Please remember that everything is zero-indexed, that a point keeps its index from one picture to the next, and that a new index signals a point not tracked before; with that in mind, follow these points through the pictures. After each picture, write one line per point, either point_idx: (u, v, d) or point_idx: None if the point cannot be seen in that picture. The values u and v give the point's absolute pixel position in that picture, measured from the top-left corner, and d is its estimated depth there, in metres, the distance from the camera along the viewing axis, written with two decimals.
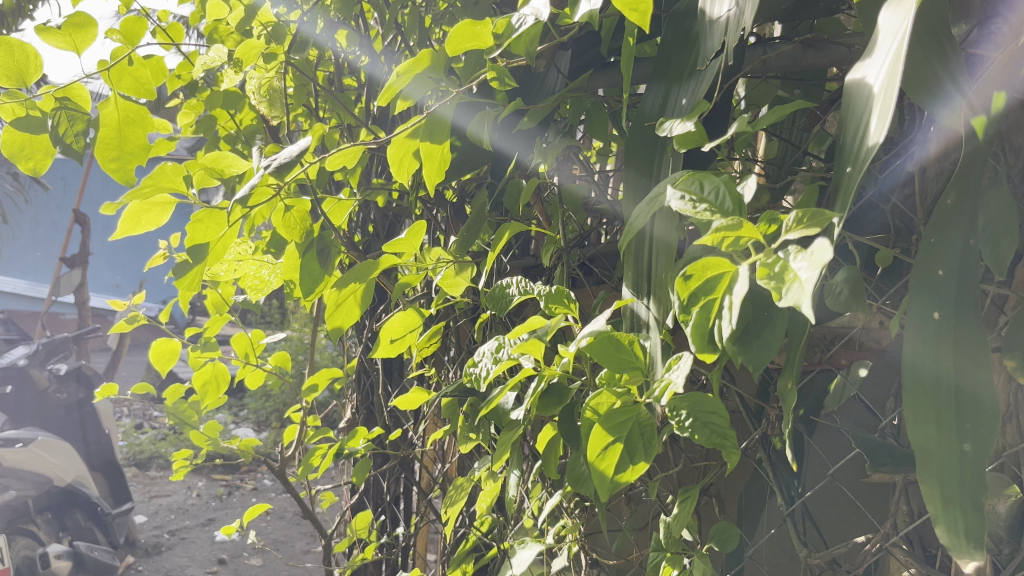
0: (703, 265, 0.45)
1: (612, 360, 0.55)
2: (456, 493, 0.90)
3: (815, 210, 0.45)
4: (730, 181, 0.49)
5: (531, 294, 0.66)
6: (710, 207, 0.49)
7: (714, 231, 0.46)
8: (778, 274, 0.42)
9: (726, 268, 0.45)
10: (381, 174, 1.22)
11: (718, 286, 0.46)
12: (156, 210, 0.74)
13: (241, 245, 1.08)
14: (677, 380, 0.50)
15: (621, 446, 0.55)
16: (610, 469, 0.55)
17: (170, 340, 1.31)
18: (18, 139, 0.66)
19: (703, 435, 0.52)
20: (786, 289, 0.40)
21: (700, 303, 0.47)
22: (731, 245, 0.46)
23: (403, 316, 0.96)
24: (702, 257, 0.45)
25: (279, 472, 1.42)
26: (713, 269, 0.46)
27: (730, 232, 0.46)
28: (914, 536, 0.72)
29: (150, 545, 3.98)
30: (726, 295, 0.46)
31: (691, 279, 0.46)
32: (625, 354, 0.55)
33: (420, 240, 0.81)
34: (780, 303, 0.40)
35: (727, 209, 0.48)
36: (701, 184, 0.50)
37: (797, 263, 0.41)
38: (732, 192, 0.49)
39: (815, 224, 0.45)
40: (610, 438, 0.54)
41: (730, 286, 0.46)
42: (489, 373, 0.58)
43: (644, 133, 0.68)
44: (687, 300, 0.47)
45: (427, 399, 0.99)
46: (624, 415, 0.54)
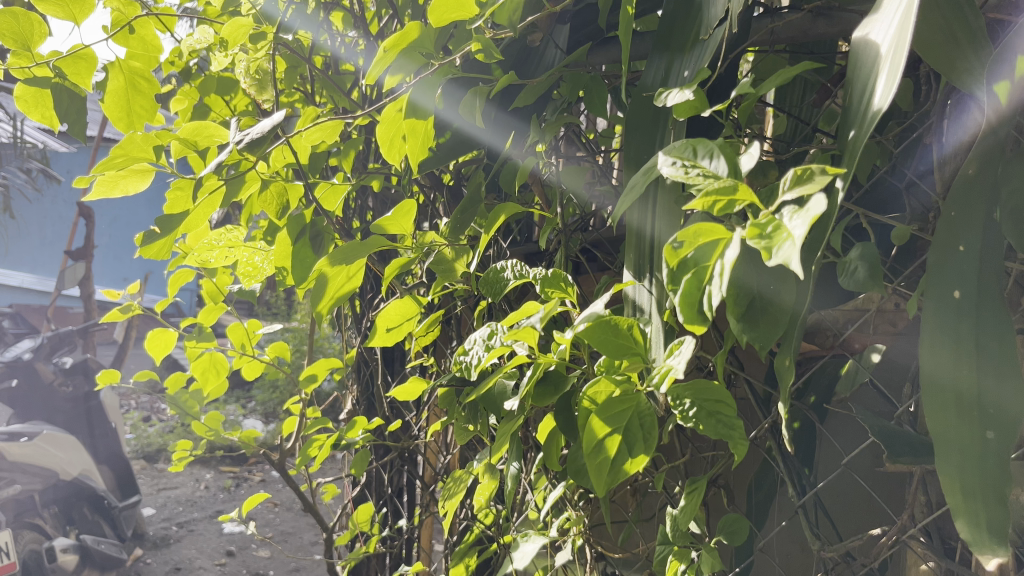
0: (692, 232, 0.41)
1: (610, 349, 0.49)
2: (453, 485, 0.86)
3: (814, 168, 0.41)
4: (726, 144, 0.45)
5: (527, 279, 0.63)
6: (703, 170, 0.45)
7: (706, 194, 0.43)
8: (769, 234, 0.38)
9: (717, 233, 0.41)
10: (377, 158, 1.19)
11: (712, 252, 0.42)
12: (134, 176, 0.74)
13: (232, 232, 1.04)
14: (678, 367, 0.45)
15: (619, 438, 0.50)
16: (608, 464, 0.50)
17: (166, 330, 1.28)
18: (34, 99, 0.73)
19: (707, 426, 0.47)
20: (777, 248, 0.37)
21: (691, 271, 0.43)
22: (723, 210, 0.43)
23: (400, 303, 0.93)
24: (690, 222, 0.41)
25: (279, 464, 1.40)
26: (704, 236, 0.41)
27: (722, 195, 0.43)
28: (932, 528, 0.69)
29: (158, 537, 3.97)
30: (718, 262, 0.41)
31: (683, 247, 0.42)
32: (623, 339, 0.49)
33: (410, 218, 0.79)
34: (770, 261, 0.36)
35: (722, 173, 0.44)
36: (689, 149, 0.46)
37: (792, 223, 0.38)
38: (728, 153, 0.45)
39: (812, 183, 0.40)
40: (608, 429, 0.50)
41: (724, 251, 0.41)
42: (481, 361, 0.54)
43: (645, 106, 0.65)
44: (676, 268, 0.43)
45: (425, 387, 0.97)
46: (622, 403, 0.50)
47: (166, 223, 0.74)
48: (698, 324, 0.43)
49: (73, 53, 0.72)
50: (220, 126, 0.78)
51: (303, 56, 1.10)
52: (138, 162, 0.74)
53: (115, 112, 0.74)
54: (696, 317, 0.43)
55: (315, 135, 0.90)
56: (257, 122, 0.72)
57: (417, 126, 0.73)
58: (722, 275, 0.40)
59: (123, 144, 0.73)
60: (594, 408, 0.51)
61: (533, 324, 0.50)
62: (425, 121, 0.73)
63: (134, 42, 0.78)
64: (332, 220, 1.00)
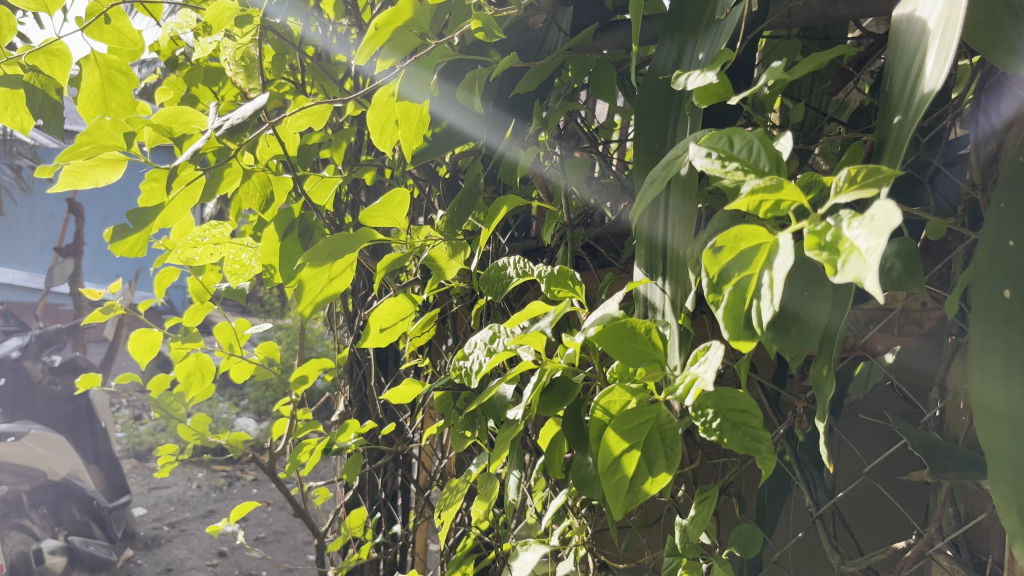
0: (734, 236, 0.38)
1: (628, 353, 0.43)
2: (450, 496, 0.81)
3: (869, 167, 0.38)
4: (765, 135, 0.43)
5: (531, 276, 0.58)
6: (742, 165, 0.42)
7: (752, 194, 0.40)
8: (829, 243, 0.36)
9: (764, 240, 0.38)
10: (370, 150, 1.14)
11: (754, 262, 0.39)
12: (105, 166, 0.71)
13: (217, 228, 1.00)
14: (705, 376, 0.38)
15: (638, 455, 0.43)
16: (625, 486, 0.43)
17: (150, 330, 1.23)
18: (8, 100, 0.71)
19: (731, 439, 0.43)
20: (842, 261, 0.35)
21: (732, 282, 0.39)
22: (770, 210, 0.40)
23: (393, 302, 0.89)
24: (735, 225, 0.38)
25: (269, 468, 1.35)
26: (747, 241, 0.39)
27: (768, 193, 0.39)
28: (961, 541, 0.65)
29: (149, 538, 3.92)
30: (766, 271, 0.38)
31: (722, 252, 0.39)
32: (642, 343, 0.43)
33: (402, 209, 0.74)
34: (836, 277, 0.34)
35: (764, 169, 0.42)
36: (721, 138, 0.44)
37: (851, 231, 0.36)
38: (768, 147, 0.42)
39: (869, 185, 0.38)
40: (624, 445, 0.42)
41: (769, 259, 0.38)
42: (482, 367, 0.49)
43: (658, 90, 0.60)
44: (716, 278, 0.39)
45: (420, 390, 0.92)
46: (642, 417, 0.42)
47: (139, 216, 0.70)
48: (745, 340, 0.40)
49: (43, 47, 0.71)
50: (197, 111, 0.73)
51: (292, 43, 1.05)
52: (108, 150, 0.69)
53: (90, 109, 0.72)
54: (740, 334, 0.40)
55: (302, 123, 0.86)
56: (242, 106, 0.67)
57: (412, 110, 0.67)
58: (772, 286, 0.37)
59: (90, 129, 0.67)
60: (608, 421, 0.44)
61: (540, 327, 0.45)
62: (419, 105, 0.67)
63: (109, 34, 0.74)
64: (322, 215, 0.95)
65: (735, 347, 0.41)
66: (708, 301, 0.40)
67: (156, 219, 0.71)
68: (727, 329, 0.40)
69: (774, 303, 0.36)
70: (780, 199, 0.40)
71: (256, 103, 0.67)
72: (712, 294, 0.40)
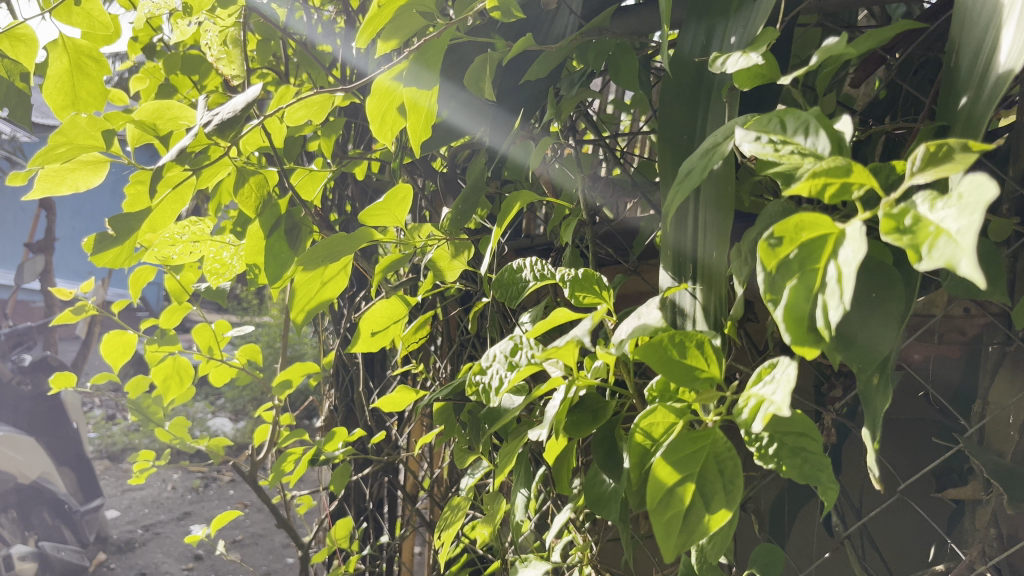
0: (793, 226, 0.32)
1: (677, 369, 0.37)
2: (450, 516, 0.76)
3: (952, 144, 0.32)
4: (824, 114, 0.36)
5: (550, 279, 0.53)
6: (797, 148, 0.36)
7: (813, 175, 0.32)
8: (911, 229, 0.30)
9: (828, 229, 0.32)
10: (360, 143, 1.08)
11: (819, 254, 0.32)
12: (85, 169, 0.63)
13: (197, 224, 0.94)
14: (774, 399, 0.32)
15: (693, 488, 0.35)
16: (679, 528, 0.34)
17: (125, 332, 1.17)
18: None
19: (791, 466, 0.38)
20: (929, 246, 0.28)
21: (796, 275, 0.32)
22: (835, 195, 0.33)
23: (386, 304, 0.83)
24: (794, 211, 0.32)
25: (249, 477, 1.29)
26: (808, 230, 0.32)
27: (834, 176, 0.32)
28: (1004, 563, 0.60)
29: (124, 541, 3.83)
30: (834, 263, 0.31)
31: (781, 246, 0.32)
32: (690, 358, 0.37)
33: (404, 208, 0.68)
34: (921, 266, 0.28)
35: (824, 153, 0.35)
36: (769, 120, 0.38)
37: (937, 214, 0.29)
38: (829, 125, 0.36)
39: (950, 164, 0.32)
40: (679, 477, 0.35)
41: (837, 249, 0.31)
42: (504, 384, 0.43)
43: (687, 77, 0.55)
44: (774, 271, 0.32)
45: (413, 397, 0.87)
46: (694, 444, 0.35)
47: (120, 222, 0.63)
48: (808, 347, 0.33)
49: (5, 32, 0.65)
50: (184, 104, 0.66)
51: (277, 28, 0.99)
52: (87, 152, 0.63)
53: (59, 100, 0.67)
54: (804, 336, 0.32)
55: (300, 114, 0.79)
56: (232, 99, 0.62)
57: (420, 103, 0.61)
58: (841, 282, 0.30)
59: (65, 128, 0.61)
60: (652, 447, 0.38)
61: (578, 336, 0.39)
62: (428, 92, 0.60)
63: (78, 17, 0.68)
64: (309, 211, 0.90)
65: (799, 355, 0.33)
66: (764, 299, 0.32)
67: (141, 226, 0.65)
68: (790, 333, 0.32)
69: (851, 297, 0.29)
70: (849, 182, 0.33)
71: (247, 97, 0.61)
72: (770, 295, 0.33)
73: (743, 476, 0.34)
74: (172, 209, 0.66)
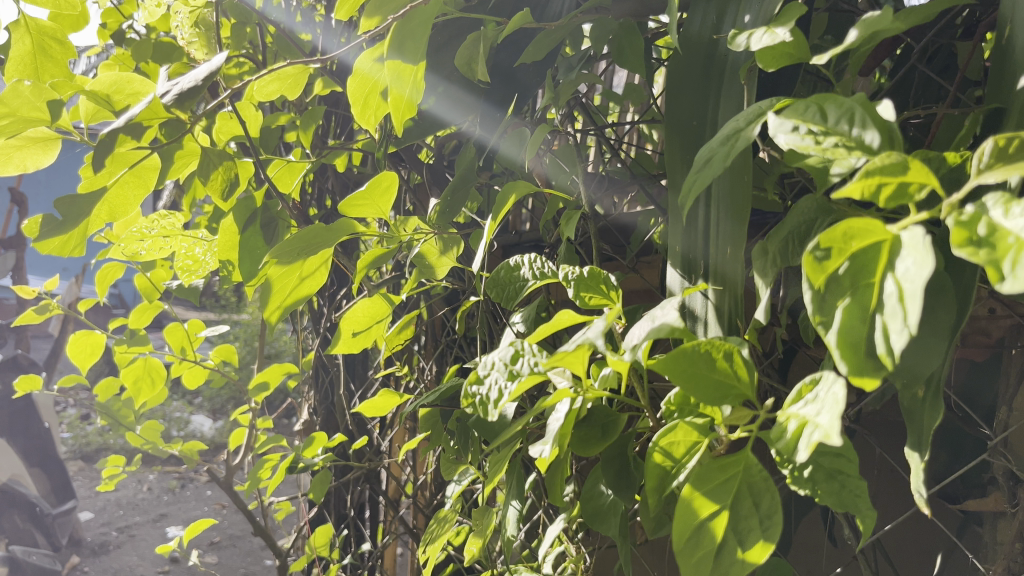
0: (842, 235, 0.28)
1: (702, 386, 0.32)
2: (437, 529, 0.71)
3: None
4: (870, 102, 0.32)
5: (552, 278, 0.49)
6: (843, 141, 0.32)
7: (864, 177, 0.29)
8: (987, 239, 0.26)
9: (882, 239, 0.28)
10: (340, 134, 1.03)
11: (875, 267, 0.28)
12: (34, 147, 0.56)
13: (167, 218, 0.89)
14: (818, 421, 0.27)
15: (725, 520, 0.31)
16: (709, 569, 0.30)
17: (93, 332, 1.11)
18: None
19: (827, 492, 0.33)
20: (1014, 264, 0.24)
21: (849, 292, 0.28)
22: (891, 198, 0.29)
23: (369, 303, 0.78)
24: (840, 219, 0.28)
25: (224, 483, 1.23)
26: (859, 239, 0.28)
27: (888, 176, 0.29)
28: None
29: (97, 544, 3.74)
30: (889, 278, 0.27)
31: (830, 258, 0.29)
32: (716, 372, 0.32)
33: (389, 197, 0.63)
34: (1009, 290, 0.23)
35: (874, 148, 0.31)
36: (806, 106, 0.34)
37: (1014, 222, 0.25)
38: (876, 115, 0.32)
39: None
40: (713, 508, 0.31)
41: (893, 259, 0.27)
42: (504, 396, 0.38)
43: (698, 57, 0.50)
44: (822, 288, 0.29)
45: (397, 401, 0.82)
46: (724, 471, 0.32)
47: (72, 202, 0.56)
48: (868, 376, 0.28)
49: None
50: (145, 78, 0.60)
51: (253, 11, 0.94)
52: (34, 126, 0.55)
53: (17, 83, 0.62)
54: (862, 364, 0.28)
55: (272, 90, 0.72)
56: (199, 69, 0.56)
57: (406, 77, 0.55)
58: (898, 298, 0.26)
59: (8, 97, 0.54)
60: (677, 471, 0.34)
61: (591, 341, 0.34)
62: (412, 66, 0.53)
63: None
64: (287, 204, 0.85)
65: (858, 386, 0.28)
66: (813, 320, 0.29)
67: (96, 209, 0.57)
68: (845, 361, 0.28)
69: (914, 318, 0.25)
70: (907, 180, 0.29)
71: (214, 65, 0.55)
72: (821, 317, 0.29)
73: (780, 511, 0.30)
74: (131, 194, 0.60)
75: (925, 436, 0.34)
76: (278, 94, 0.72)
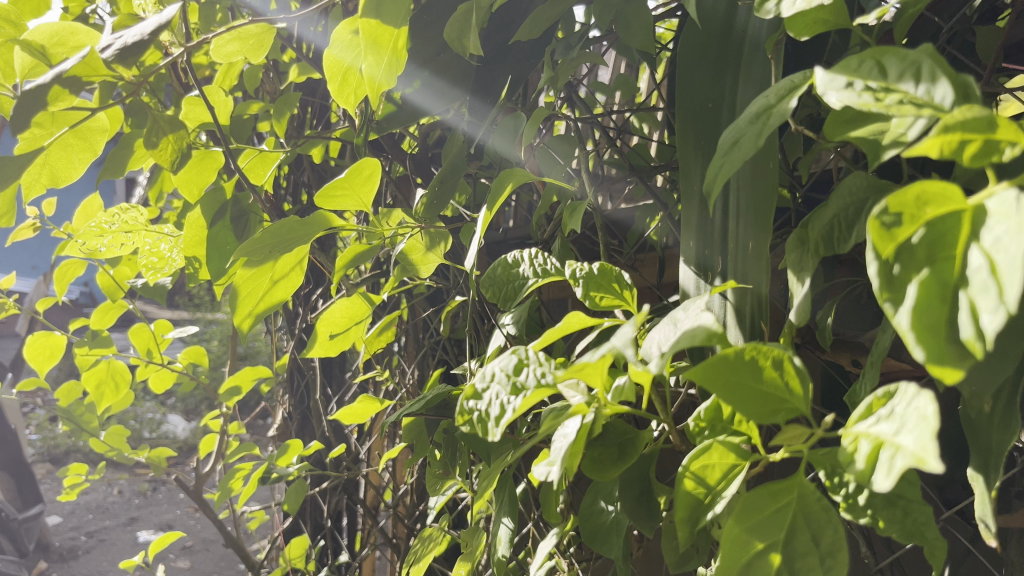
0: (912, 200, 0.22)
1: (747, 400, 0.27)
2: (421, 548, 0.66)
3: None
4: (938, 55, 0.27)
5: (556, 276, 0.45)
6: (908, 98, 0.26)
7: (945, 129, 0.22)
8: None
9: (962, 204, 0.22)
10: (317, 124, 0.98)
11: (958, 235, 0.22)
12: None
13: (129, 213, 0.83)
14: (899, 440, 0.22)
15: (781, 557, 0.26)
16: None
17: (52, 335, 1.05)
18: None
19: (890, 522, 0.28)
20: None
21: (922, 263, 0.22)
22: (978, 156, 0.24)
23: (347, 303, 0.73)
24: (913, 180, 0.22)
25: (193, 492, 1.17)
26: (933, 207, 0.22)
27: (978, 129, 0.22)
28: None
29: (65, 549, 3.65)
30: (978, 247, 0.21)
31: (899, 227, 0.22)
32: (764, 385, 0.27)
33: (370, 186, 0.58)
34: None
35: (946, 104, 0.25)
36: (860, 61, 0.28)
37: None
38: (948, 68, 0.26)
39: None
40: (762, 542, 0.26)
41: (982, 225, 0.21)
42: (507, 412, 0.33)
43: (711, 33, 0.46)
44: (889, 260, 0.22)
45: (376, 407, 0.77)
46: (775, 500, 0.27)
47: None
48: (951, 366, 0.21)
49: None
50: (90, 30, 0.54)
51: None
52: None
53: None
54: (942, 350, 0.21)
55: (230, 49, 0.66)
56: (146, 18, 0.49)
57: (383, 35, 0.49)
58: (993, 272, 0.20)
59: None
60: (712, 499, 0.29)
61: (615, 345, 0.29)
62: (391, 31, 0.49)
63: None
64: (260, 197, 0.80)
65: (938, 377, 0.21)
66: (877, 300, 0.22)
67: (28, 171, 0.52)
68: (922, 348, 0.21)
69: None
70: (994, 138, 0.23)
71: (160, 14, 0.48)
72: (888, 295, 0.22)
73: (846, 546, 0.26)
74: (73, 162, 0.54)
75: (994, 456, 0.29)
76: (239, 55, 0.65)
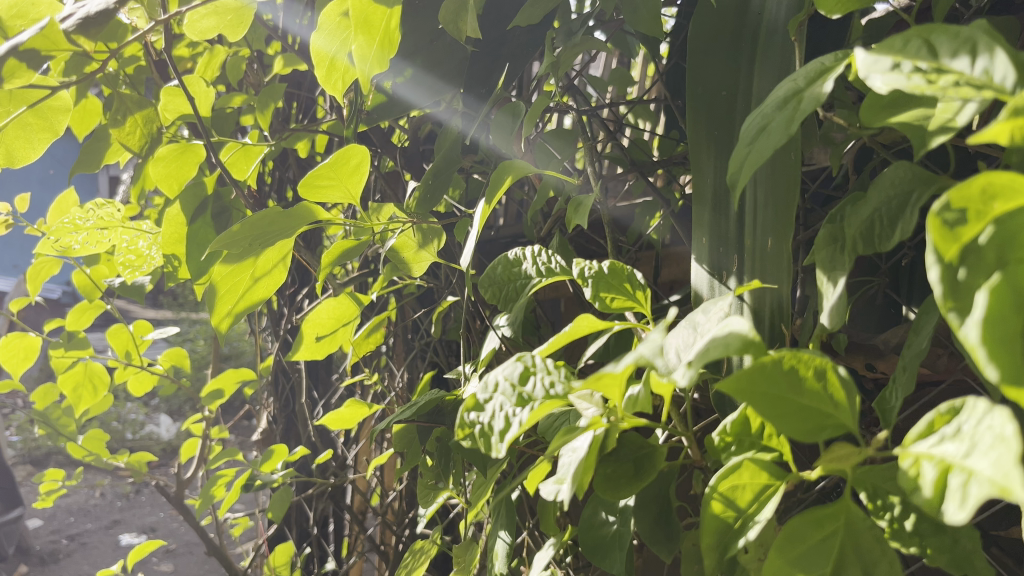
0: (979, 193, 0.20)
1: (785, 415, 0.25)
2: (411, 560, 0.63)
3: None
4: (997, 31, 0.24)
5: (561, 276, 0.43)
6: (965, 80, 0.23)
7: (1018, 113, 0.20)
8: None
9: None
10: (302, 117, 0.95)
11: None
12: None
13: (105, 208, 0.80)
14: (970, 461, 0.20)
15: None
16: None
17: (25, 336, 1.01)
18: None
19: (938, 550, 0.26)
20: None
21: (993, 268, 0.20)
22: None
23: (335, 303, 0.70)
24: (979, 171, 0.20)
25: (174, 498, 1.13)
26: (1003, 201, 0.20)
27: None
28: None
29: (47, 553, 3.58)
30: None
31: (964, 225, 0.20)
32: (802, 389, 0.25)
33: (358, 179, 0.55)
34: None
35: (1006, 84, 0.22)
36: (907, 40, 0.25)
37: None
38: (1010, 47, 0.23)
39: None
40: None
41: None
42: (513, 426, 0.30)
43: (725, 18, 0.43)
44: (954, 263, 0.21)
45: (365, 411, 0.74)
46: (820, 528, 0.26)
47: None
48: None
49: None
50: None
51: None
52: None
53: None
54: (1017, 368, 0.19)
55: (208, 23, 0.62)
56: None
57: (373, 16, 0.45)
58: None
59: None
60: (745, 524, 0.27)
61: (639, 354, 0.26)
62: (384, 10, 0.45)
63: None
64: (243, 192, 0.76)
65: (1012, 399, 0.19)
66: (940, 309, 0.20)
67: None
68: (994, 364, 0.19)
69: None
70: None
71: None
72: (953, 304, 0.20)
73: None
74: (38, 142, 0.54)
75: None
76: (216, 30, 0.62)
